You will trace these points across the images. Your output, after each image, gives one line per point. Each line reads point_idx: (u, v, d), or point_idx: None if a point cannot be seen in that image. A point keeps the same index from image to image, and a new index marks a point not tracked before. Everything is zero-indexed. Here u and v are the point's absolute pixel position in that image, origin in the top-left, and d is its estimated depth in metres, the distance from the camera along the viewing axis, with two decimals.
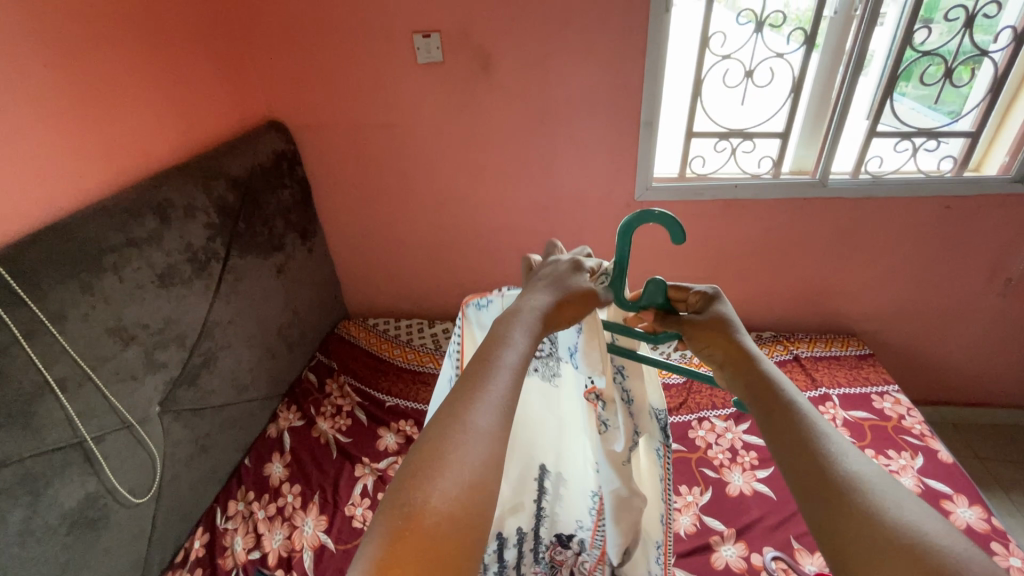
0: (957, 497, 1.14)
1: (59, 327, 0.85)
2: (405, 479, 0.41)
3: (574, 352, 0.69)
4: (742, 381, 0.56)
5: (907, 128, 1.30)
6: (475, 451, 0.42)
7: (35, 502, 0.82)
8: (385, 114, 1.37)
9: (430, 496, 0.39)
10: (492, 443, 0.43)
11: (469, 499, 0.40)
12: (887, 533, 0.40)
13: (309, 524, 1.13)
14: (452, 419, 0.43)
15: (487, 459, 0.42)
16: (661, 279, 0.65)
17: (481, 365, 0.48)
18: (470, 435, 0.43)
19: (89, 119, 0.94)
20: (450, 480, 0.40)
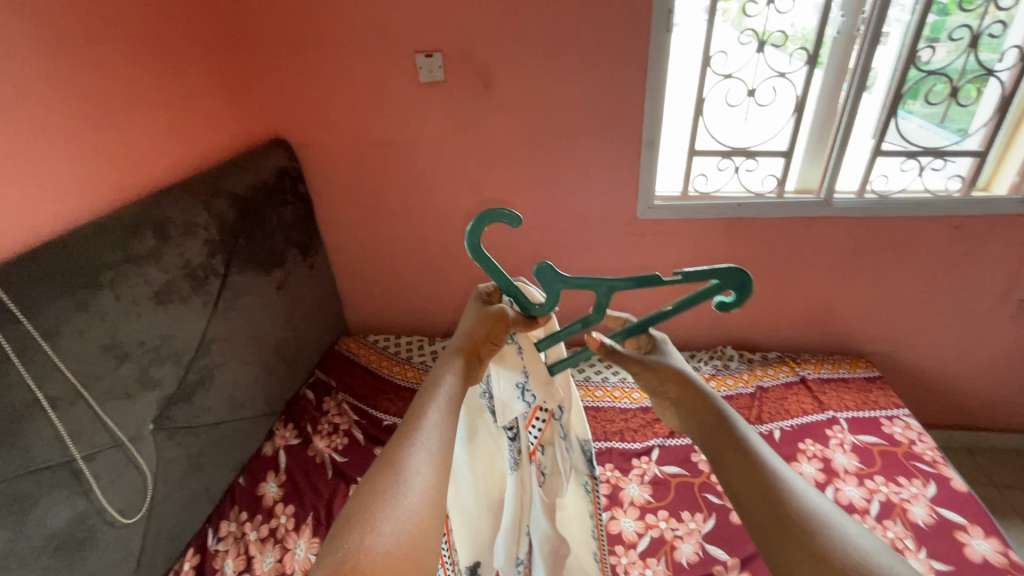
0: (971, 529, 1.09)
1: (52, 344, 0.84)
2: (346, 527, 0.46)
3: (528, 390, 0.70)
4: (697, 415, 0.63)
5: (913, 147, 1.29)
6: (412, 497, 0.48)
7: (20, 523, 0.81)
8: (387, 132, 1.38)
9: (368, 537, 0.45)
10: (423, 485, 0.49)
11: (405, 542, 0.46)
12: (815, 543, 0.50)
13: (301, 546, 1.11)
14: (389, 467, 0.50)
15: (418, 503, 0.48)
16: (547, 264, 0.60)
17: (413, 418, 0.55)
18: (405, 484, 0.49)
19: (89, 138, 0.95)
20: (388, 522, 0.46)
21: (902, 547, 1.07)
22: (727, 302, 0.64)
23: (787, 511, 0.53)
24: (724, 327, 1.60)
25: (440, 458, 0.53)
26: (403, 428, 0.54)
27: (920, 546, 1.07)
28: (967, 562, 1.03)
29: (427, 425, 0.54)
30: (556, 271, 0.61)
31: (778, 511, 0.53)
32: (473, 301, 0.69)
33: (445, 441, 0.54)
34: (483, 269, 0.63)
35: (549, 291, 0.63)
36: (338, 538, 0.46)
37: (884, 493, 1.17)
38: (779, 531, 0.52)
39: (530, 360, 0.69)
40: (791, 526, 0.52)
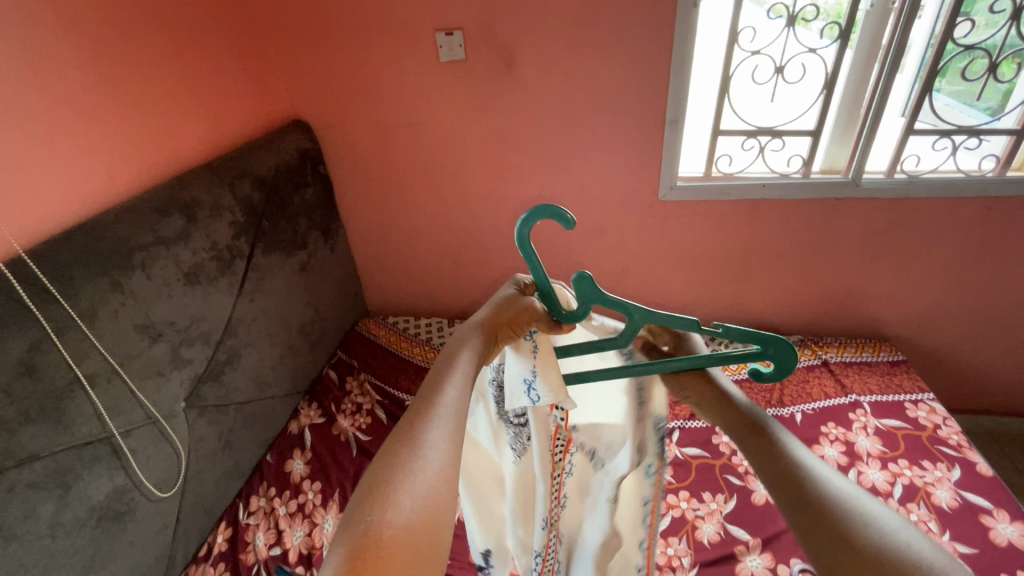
0: (997, 513, 1.09)
1: (89, 324, 0.86)
2: (365, 502, 0.43)
3: (534, 389, 0.63)
4: (715, 406, 0.60)
5: (946, 126, 1.24)
6: (432, 472, 0.46)
7: (65, 495, 0.84)
8: (407, 112, 1.37)
9: (388, 511, 0.42)
10: (442, 460, 0.47)
11: (425, 518, 0.43)
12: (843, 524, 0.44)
13: (329, 521, 1.14)
14: (409, 441, 0.47)
15: (438, 479, 0.46)
16: (590, 277, 0.58)
17: (430, 393, 0.52)
18: (424, 460, 0.46)
19: (118, 120, 0.95)
20: (408, 496, 0.43)
21: (926, 530, 1.07)
22: (764, 371, 0.61)
23: (808, 490, 0.48)
24: (744, 310, 1.59)
25: (457, 434, 0.50)
26: (419, 402, 0.51)
27: (944, 529, 1.07)
28: (992, 546, 1.03)
29: (446, 400, 0.51)
30: (596, 285, 0.59)
31: (798, 489, 0.48)
32: (504, 288, 0.67)
33: (463, 415, 0.52)
34: (524, 261, 0.61)
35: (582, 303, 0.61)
36: (356, 510, 0.43)
37: (907, 476, 1.17)
38: (797, 510, 0.47)
39: (545, 360, 0.63)
40: (811, 503, 0.47)
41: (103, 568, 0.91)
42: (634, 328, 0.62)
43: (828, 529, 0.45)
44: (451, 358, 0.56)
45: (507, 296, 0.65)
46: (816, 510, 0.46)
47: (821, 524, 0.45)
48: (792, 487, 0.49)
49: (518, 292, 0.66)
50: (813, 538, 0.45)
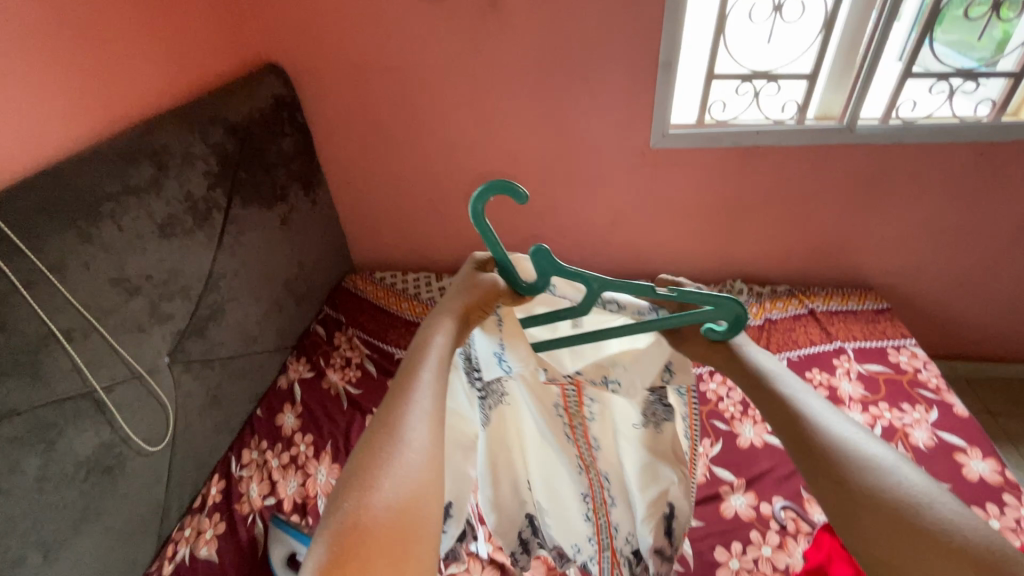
0: (970, 450, 1.13)
1: (60, 277, 0.83)
2: (343, 494, 0.41)
3: (505, 359, 0.66)
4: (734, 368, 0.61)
5: (944, 68, 1.21)
6: (412, 458, 0.44)
7: (50, 450, 0.83)
8: (388, 55, 1.29)
9: (367, 503, 0.40)
10: (422, 444, 0.45)
11: (410, 505, 0.41)
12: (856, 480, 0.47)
13: (323, 472, 1.15)
14: (385, 428, 0.45)
15: (419, 464, 0.44)
16: (548, 250, 0.57)
17: (405, 377, 0.50)
18: (403, 443, 0.44)
19: (74, 59, 0.88)
20: (389, 485, 0.42)
21: None
22: (715, 330, 0.62)
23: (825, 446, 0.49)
24: (733, 261, 1.59)
25: (437, 415, 0.48)
26: (394, 388, 0.50)
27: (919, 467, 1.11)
28: (964, 481, 1.08)
29: (422, 383, 0.49)
30: (553, 258, 0.58)
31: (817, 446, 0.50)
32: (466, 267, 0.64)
33: (440, 397, 0.50)
34: (481, 238, 0.59)
35: (541, 277, 0.60)
36: (335, 499, 0.42)
37: (887, 418, 1.20)
38: (814, 466, 0.49)
39: (512, 333, 0.64)
40: (828, 459, 0.48)
41: (96, 520, 0.91)
42: (592, 297, 0.62)
43: (849, 490, 0.46)
44: (423, 345, 0.54)
45: (469, 275, 0.62)
46: (835, 468, 0.48)
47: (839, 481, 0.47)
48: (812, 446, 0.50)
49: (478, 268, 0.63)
50: (830, 492, 0.48)
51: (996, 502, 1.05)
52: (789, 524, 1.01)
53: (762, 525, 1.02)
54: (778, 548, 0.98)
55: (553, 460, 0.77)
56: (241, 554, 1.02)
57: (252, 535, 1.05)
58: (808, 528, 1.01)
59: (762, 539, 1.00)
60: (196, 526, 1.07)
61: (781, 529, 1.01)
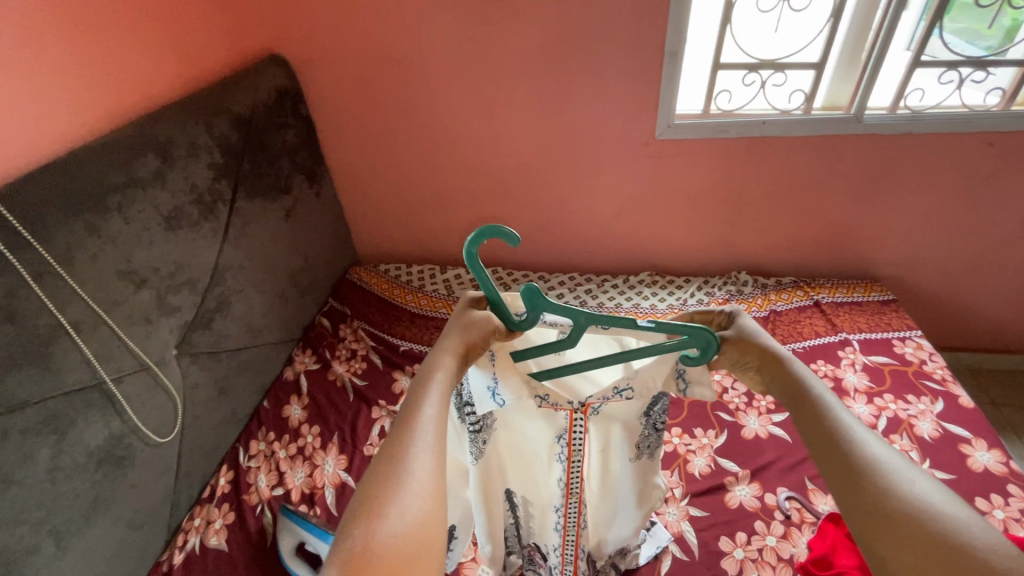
0: (975, 442, 1.13)
1: (68, 269, 0.83)
2: (349, 534, 0.42)
3: (499, 394, 0.65)
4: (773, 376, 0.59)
5: (954, 57, 1.20)
6: (417, 496, 0.44)
7: (61, 441, 0.84)
8: (391, 46, 1.28)
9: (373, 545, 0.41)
10: (426, 483, 0.45)
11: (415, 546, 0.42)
12: (892, 510, 0.44)
13: (330, 463, 1.16)
14: (391, 466, 0.45)
15: (423, 503, 0.44)
16: (538, 288, 0.56)
17: (406, 415, 0.50)
18: (408, 483, 0.45)
19: (79, 50, 0.88)
20: (395, 526, 0.42)
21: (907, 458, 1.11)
22: (689, 356, 0.63)
23: (861, 468, 0.47)
24: (737, 253, 1.58)
25: (440, 450, 0.49)
26: (398, 423, 0.49)
27: (924, 457, 1.12)
28: (969, 472, 1.08)
29: (424, 419, 0.49)
30: (543, 295, 0.57)
31: (846, 461, 0.48)
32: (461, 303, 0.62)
33: (442, 435, 0.50)
34: (472, 275, 0.58)
35: (530, 312, 0.59)
36: (341, 533, 0.42)
37: (892, 409, 1.21)
38: (845, 486, 0.47)
39: (504, 368, 0.64)
40: (861, 480, 0.47)
41: (107, 510, 0.92)
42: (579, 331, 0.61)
43: (884, 517, 0.44)
44: (424, 379, 0.53)
45: (462, 311, 0.61)
46: (868, 491, 0.46)
47: (871, 503, 0.45)
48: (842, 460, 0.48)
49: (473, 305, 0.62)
50: (861, 515, 0.46)
51: (1000, 492, 1.05)
52: (794, 514, 1.02)
53: (767, 515, 1.03)
54: (781, 538, 0.99)
55: (539, 472, 0.79)
56: (250, 544, 1.03)
57: (260, 525, 1.06)
58: (812, 518, 1.01)
59: (767, 529, 1.00)
60: (205, 517, 1.08)
61: (785, 519, 1.02)
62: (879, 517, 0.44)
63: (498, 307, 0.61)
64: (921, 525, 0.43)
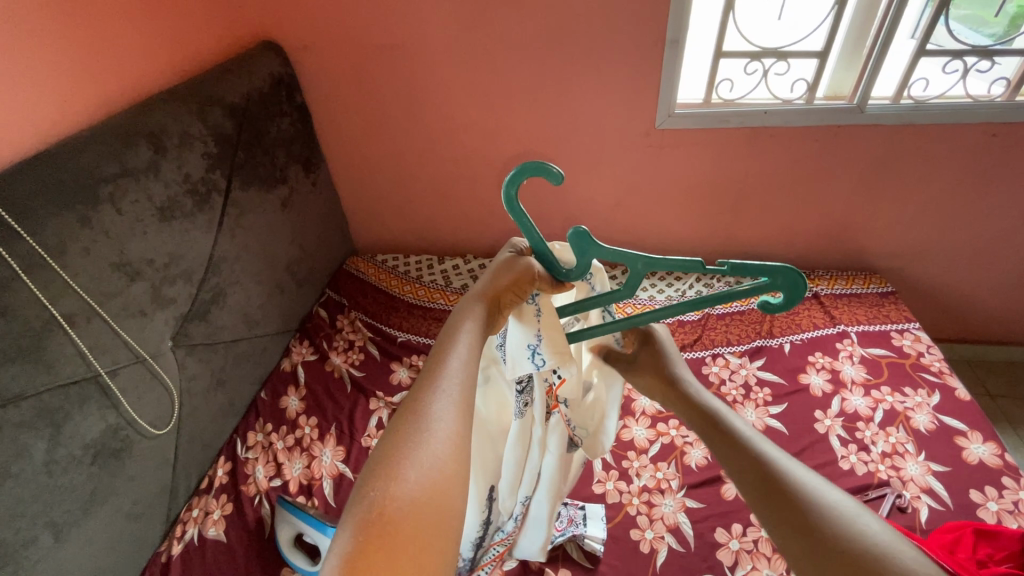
0: (971, 434, 1.14)
1: (60, 261, 0.82)
2: (370, 478, 0.43)
3: (539, 353, 0.65)
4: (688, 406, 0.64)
5: (959, 46, 1.18)
6: (438, 443, 0.45)
7: (56, 435, 0.83)
8: (387, 32, 1.26)
9: (392, 487, 0.42)
10: (449, 430, 0.46)
11: (436, 492, 0.42)
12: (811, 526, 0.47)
13: (327, 454, 1.17)
14: (411, 414, 0.46)
15: (445, 449, 0.45)
16: (586, 230, 0.57)
17: (433, 367, 0.51)
18: (430, 433, 0.45)
19: (68, 36, 0.86)
20: (413, 470, 0.43)
21: (902, 451, 1.12)
22: (771, 303, 0.59)
23: (773, 484, 0.51)
24: (736, 244, 1.58)
25: (464, 402, 0.49)
26: (424, 374, 0.51)
27: (920, 450, 1.12)
28: (964, 465, 1.09)
29: (450, 370, 0.50)
30: (595, 240, 0.58)
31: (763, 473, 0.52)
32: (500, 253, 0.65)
33: (469, 387, 0.51)
34: (517, 224, 0.59)
35: (581, 259, 0.60)
36: (363, 490, 0.43)
37: (889, 402, 1.21)
38: (770, 512, 0.50)
39: (549, 323, 0.65)
40: (780, 498, 0.49)
41: (105, 502, 0.92)
42: (636, 277, 0.61)
43: (804, 535, 0.47)
44: (453, 332, 0.54)
45: (502, 262, 0.62)
46: (787, 510, 0.49)
47: (794, 523, 0.48)
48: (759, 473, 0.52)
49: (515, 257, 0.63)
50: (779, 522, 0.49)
51: (994, 485, 1.06)
52: None
53: None
54: None
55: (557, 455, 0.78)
56: (249, 535, 1.03)
57: (259, 516, 1.06)
58: None
59: None
60: (203, 507, 1.09)
61: None
62: (802, 535, 0.47)
63: (543, 257, 0.63)
64: (838, 536, 0.46)
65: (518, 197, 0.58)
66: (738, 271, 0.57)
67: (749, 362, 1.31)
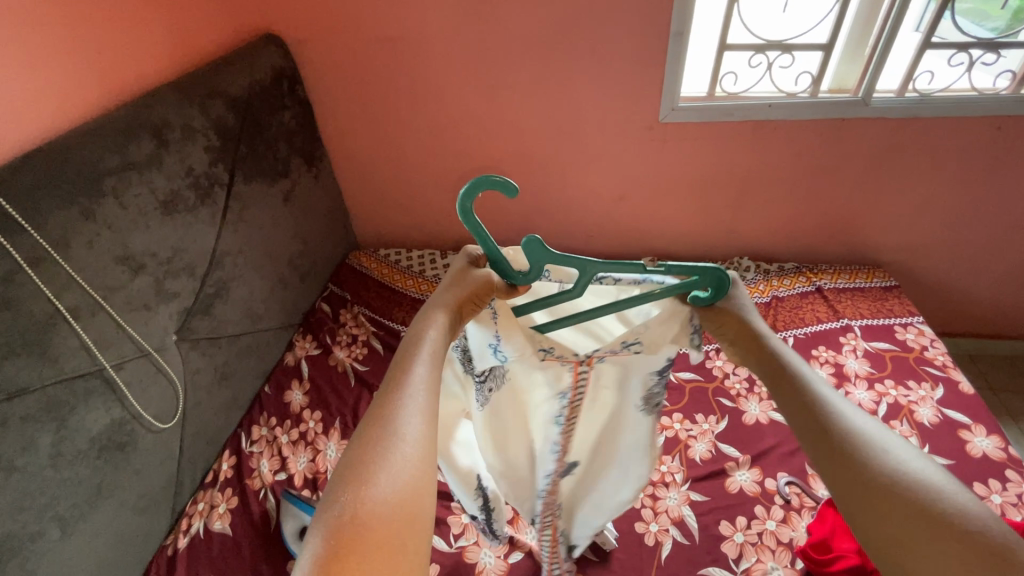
0: (975, 427, 1.14)
1: (64, 255, 0.82)
2: (340, 484, 0.44)
3: (500, 350, 0.65)
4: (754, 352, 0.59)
5: (965, 39, 1.18)
6: (406, 448, 0.47)
7: (62, 428, 0.83)
8: (390, 25, 1.25)
9: (363, 493, 0.44)
10: (417, 435, 0.48)
11: (405, 497, 0.45)
12: (884, 484, 0.46)
13: (332, 448, 1.17)
14: (379, 420, 0.48)
15: (413, 454, 0.47)
16: (539, 239, 0.56)
17: (398, 370, 0.52)
18: (398, 440, 0.47)
19: (69, 28, 0.85)
20: (383, 475, 0.45)
21: None
22: (700, 297, 0.61)
23: (842, 437, 0.49)
24: (740, 238, 1.57)
25: (430, 406, 0.51)
26: (388, 380, 0.52)
27: (924, 443, 1.12)
28: (968, 458, 1.09)
29: (416, 375, 0.52)
30: (545, 246, 0.57)
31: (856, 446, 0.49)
32: (459, 256, 0.64)
33: (434, 392, 0.53)
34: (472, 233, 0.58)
35: (534, 266, 0.59)
36: (332, 495, 0.44)
37: (893, 395, 1.21)
38: (839, 467, 0.49)
39: (505, 323, 0.63)
40: (850, 455, 0.48)
41: (111, 496, 0.92)
42: (587, 278, 0.61)
43: (873, 490, 0.46)
44: (417, 336, 0.56)
45: (461, 267, 0.63)
46: (857, 466, 0.48)
47: (862, 476, 0.47)
48: (852, 446, 0.49)
49: (472, 262, 0.63)
50: (858, 495, 0.47)
51: (998, 478, 1.06)
52: (794, 499, 1.03)
53: (767, 500, 1.03)
54: (781, 523, 1.00)
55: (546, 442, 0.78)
56: (254, 529, 1.04)
57: (264, 510, 1.06)
58: (812, 503, 1.02)
59: (767, 514, 1.01)
60: (209, 501, 1.09)
61: (785, 503, 1.03)
62: (869, 488, 0.46)
63: (496, 263, 0.61)
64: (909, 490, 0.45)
65: (472, 207, 0.56)
66: (676, 270, 0.58)
67: None
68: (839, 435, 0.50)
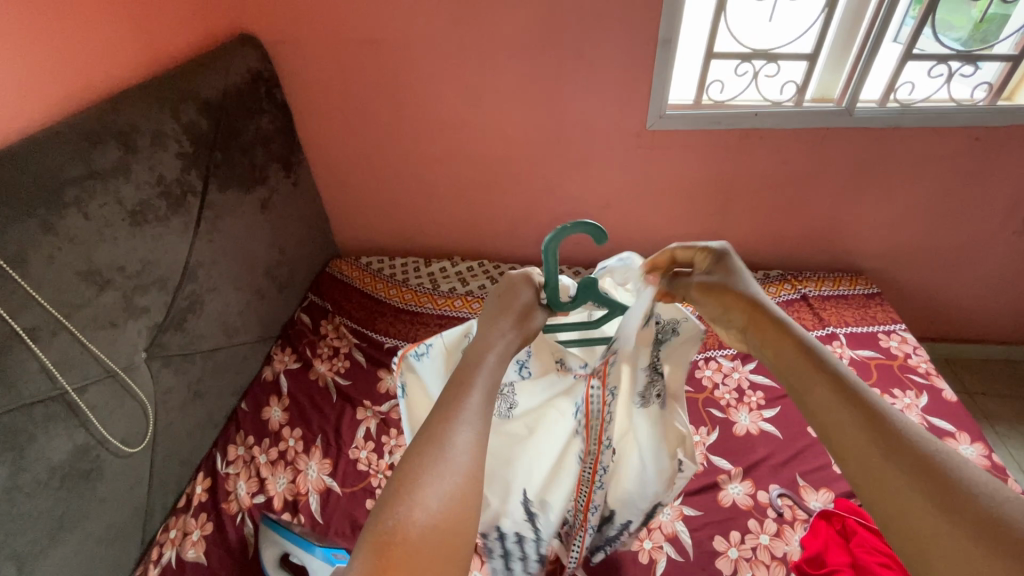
0: (959, 435, 1.16)
1: (22, 271, 0.76)
2: (389, 500, 0.42)
3: None
4: (772, 339, 0.61)
5: (945, 51, 1.20)
6: (457, 471, 0.44)
7: (19, 458, 0.77)
8: (371, 28, 1.21)
9: (411, 509, 0.41)
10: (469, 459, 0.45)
11: (453, 515, 0.42)
12: (916, 481, 0.45)
13: (313, 468, 1.12)
14: (432, 440, 0.45)
15: (464, 476, 0.44)
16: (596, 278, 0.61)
17: (454, 392, 0.50)
18: (450, 462, 0.44)
19: (24, 27, 0.79)
20: (432, 497, 0.42)
21: None
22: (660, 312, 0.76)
23: (868, 429, 0.50)
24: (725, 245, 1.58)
25: (484, 433, 0.48)
26: (442, 401, 0.50)
27: None
28: None
29: (473, 401, 0.49)
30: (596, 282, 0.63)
31: (865, 433, 0.50)
32: (511, 283, 0.62)
33: (488, 416, 0.50)
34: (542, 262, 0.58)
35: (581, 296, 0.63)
36: (380, 512, 0.42)
37: None
38: (864, 459, 0.49)
39: None
40: (877, 450, 0.48)
41: (75, 528, 0.86)
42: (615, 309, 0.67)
43: (898, 487, 0.46)
44: (474, 365, 0.53)
45: (511, 296, 0.60)
46: (885, 463, 0.47)
47: (888, 473, 0.47)
48: (860, 433, 0.50)
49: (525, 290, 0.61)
50: (873, 489, 0.48)
51: None
52: (786, 511, 1.02)
53: (760, 513, 1.03)
54: (775, 536, 0.99)
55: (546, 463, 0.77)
56: (231, 557, 0.98)
57: (242, 536, 1.01)
58: (805, 515, 1.02)
59: (760, 527, 1.00)
60: (181, 528, 1.03)
61: (778, 517, 1.02)
62: (898, 485, 0.46)
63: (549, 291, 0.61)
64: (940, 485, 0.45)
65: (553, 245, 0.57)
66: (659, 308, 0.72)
67: (742, 365, 1.29)
68: (861, 428, 0.50)
